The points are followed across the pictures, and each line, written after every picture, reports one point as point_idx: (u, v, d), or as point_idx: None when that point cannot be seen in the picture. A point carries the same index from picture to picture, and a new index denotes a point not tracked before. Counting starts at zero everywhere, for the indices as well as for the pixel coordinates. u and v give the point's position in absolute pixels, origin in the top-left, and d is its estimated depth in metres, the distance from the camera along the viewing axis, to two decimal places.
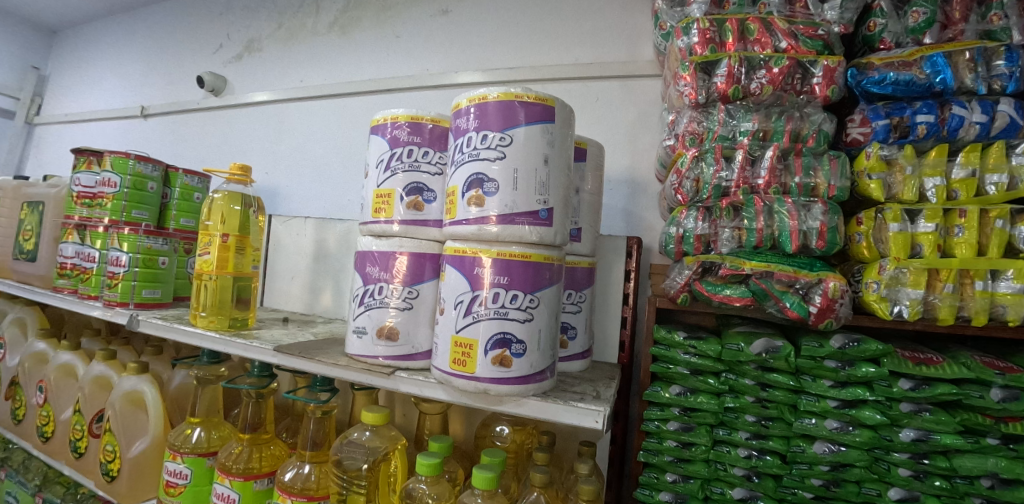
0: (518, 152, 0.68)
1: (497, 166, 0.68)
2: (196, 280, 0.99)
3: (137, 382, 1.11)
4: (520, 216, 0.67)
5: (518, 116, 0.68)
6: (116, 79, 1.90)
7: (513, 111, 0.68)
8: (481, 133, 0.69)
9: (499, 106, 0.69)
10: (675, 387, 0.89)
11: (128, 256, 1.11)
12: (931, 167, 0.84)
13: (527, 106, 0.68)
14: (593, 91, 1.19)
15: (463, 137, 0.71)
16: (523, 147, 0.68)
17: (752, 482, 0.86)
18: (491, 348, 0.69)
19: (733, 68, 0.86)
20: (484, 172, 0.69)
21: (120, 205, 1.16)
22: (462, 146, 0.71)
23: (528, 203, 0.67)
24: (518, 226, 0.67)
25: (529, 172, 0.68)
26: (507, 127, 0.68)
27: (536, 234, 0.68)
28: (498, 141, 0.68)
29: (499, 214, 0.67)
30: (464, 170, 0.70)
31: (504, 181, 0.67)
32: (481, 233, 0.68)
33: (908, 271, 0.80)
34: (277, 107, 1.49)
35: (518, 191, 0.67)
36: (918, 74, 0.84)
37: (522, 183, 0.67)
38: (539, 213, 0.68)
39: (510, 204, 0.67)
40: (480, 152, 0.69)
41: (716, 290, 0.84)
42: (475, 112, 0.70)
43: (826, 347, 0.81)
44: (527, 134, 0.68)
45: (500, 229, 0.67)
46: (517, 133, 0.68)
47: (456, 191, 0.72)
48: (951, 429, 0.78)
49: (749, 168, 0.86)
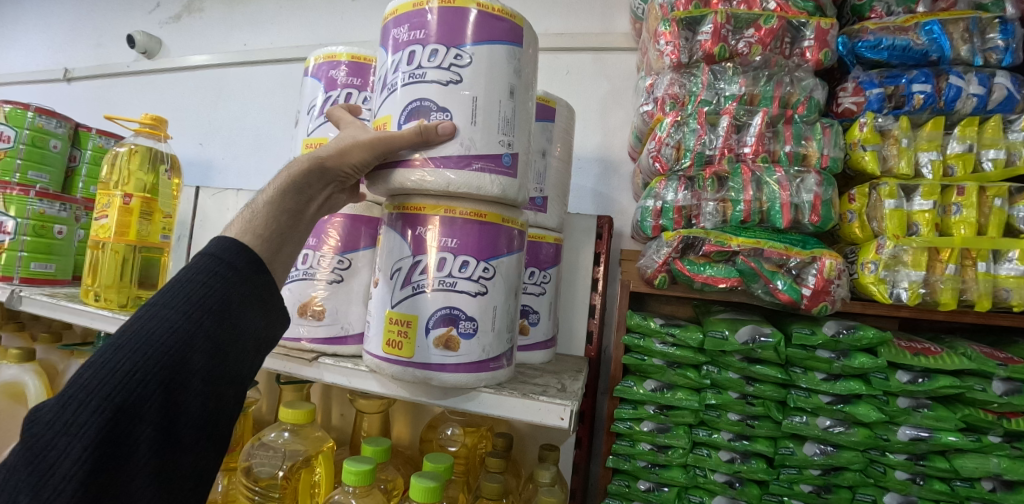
0: (479, 76, 0.52)
1: (449, 91, 0.51)
2: (92, 249, 0.84)
3: (19, 372, 0.92)
4: (479, 160, 0.51)
5: (479, 29, 0.52)
6: (38, 38, 1.70)
7: (473, 22, 0.52)
8: (428, 47, 0.52)
9: (456, 14, 0.52)
10: (650, 382, 0.79)
11: (15, 222, 0.93)
12: (927, 140, 0.77)
13: (489, 18, 0.53)
14: (563, 63, 1.09)
15: (402, 51, 0.53)
16: (485, 71, 0.52)
17: (734, 489, 0.77)
18: (434, 326, 0.56)
19: (719, 25, 0.77)
20: (432, 99, 0.52)
21: (13, 162, 0.98)
22: (401, 62, 0.53)
23: (490, 144, 0.52)
24: (474, 173, 0.51)
25: (493, 104, 0.52)
26: (464, 42, 0.52)
27: (500, 187, 0.53)
28: (452, 59, 0.52)
29: (454, 155, 0.50)
30: (404, 94, 0.53)
31: (461, 112, 0.51)
32: (419, 184, 0.51)
33: (908, 250, 0.72)
34: (216, 73, 1.34)
35: (478, 126, 0.51)
36: (914, 39, 0.78)
37: (483, 116, 0.52)
38: (502, 159, 0.53)
39: (469, 144, 0.51)
40: (427, 72, 0.52)
41: (698, 270, 0.74)
42: (420, 18, 0.53)
43: (818, 334, 0.73)
44: (491, 56, 0.52)
45: (453, 175, 0.50)
46: (478, 51, 0.52)
47: (390, 122, 0.53)
48: (951, 426, 0.71)
49: (734, 135, 0.77)
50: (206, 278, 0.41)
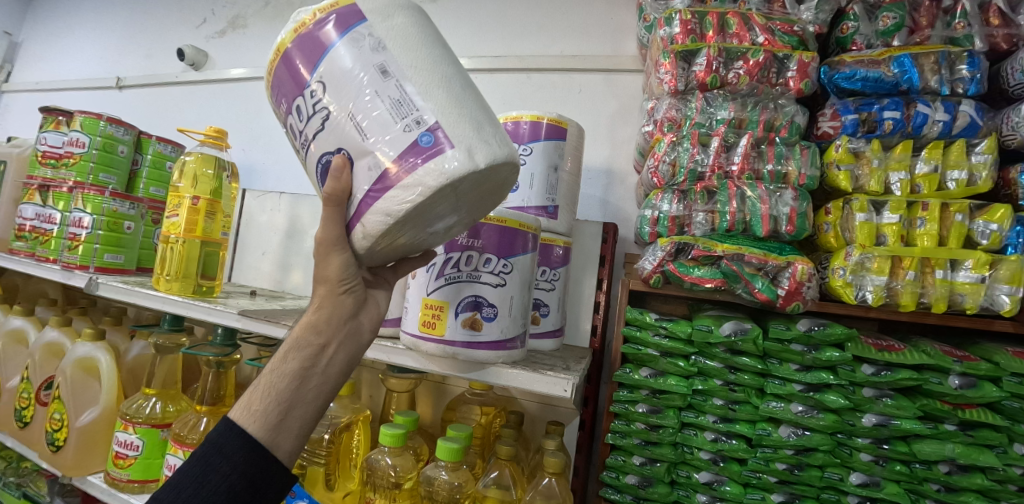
0: (338, 92, 0.46)
1: (332, 130, 0.46)
2: (162, 243, 0.96)
3: (92, 349, 1.05)
4: (395, 169, 0.44)
5: (313, 51, 0.47)
6: (93, 48, 1.85)
7: (303, 51, 0.48)
8: (294, 108, 0.49)
9: (290, 59, 0.48)
10: (645, 369, 0.90)
11: (92, 218, 1.08)
12: (897, 161, 0.87)
13: (313, 34, 0.48)
14: (576, 82, 1.17)
15: (286, 134, 0.52)
16: (342, 78, 0.46)
17: (717, 466, 0.88)
18: (461, 311, 0.68)
19: (712, 58, 0.88)
20: (324, 152, 0.48)
21: (87, 166, 1.13)
22: (292, 143, 0.51)
23: (393, 143, 0.44)
24: (402, 182, 0.43)
25: (370, 104, 0.45)
26: (311, 73, 0.47)
27: (437, 173, 0.43)
28: (312, 99, 0.47)
29: (371, 184, 0.45)
30: (309, 167, 0.50)
31: (353, 139, 0.45)
32: (366, 238, 0.47)
33: (872, 257, 0.82)
34: (258, 85, 1.47)
35: (372, 136, 0.45)
36: (886, 72, 0.87)
37: (372, 121, 0.45)
38: (418, 142, 0.44)
39: (374, 162, 0.44)
40: (306, 130, 0.48)
41: (688, 271, 0.84)
42: (273, 87, 0.51)
43: (792, 329, 0.84)
44: (339, 61, 0.46)
45: (381, 207, 0.44)
46: (327, 70, 0.46)
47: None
48: (911, 414, 0.81)
49: (724, 154, 0.87)
50: (205, 472, 0.46)
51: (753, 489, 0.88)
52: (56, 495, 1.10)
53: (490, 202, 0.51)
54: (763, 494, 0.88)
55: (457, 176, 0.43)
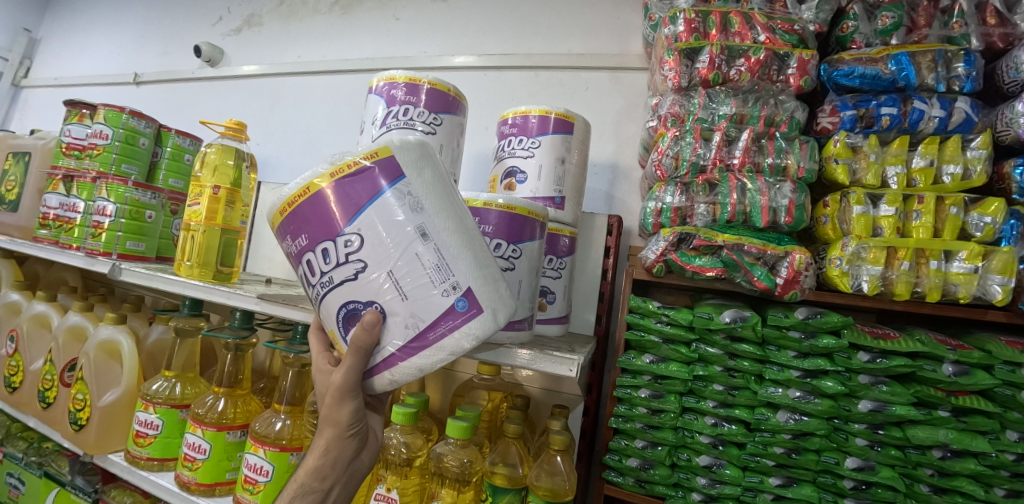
0: (375, 249, 0.50)
1: (365, 283, 0.50)
2: (184, 231, 1.00)
3: (114, 332, 1.09)
4: (431, 328, 0.49)
5: (346, 201, 0.51)
6: (110, 44, 1.90)
7: (340, 199, 0.51)
8: (318, 250, 0.51)
9: (321, 202, 0.51)
10: (648, 356, 0.94)
11: (115, 207, 1.12)
12: (893, 156, 0.90)
13: (348, 184, 0.51)
14: (583, 80, 1.20)
15: (301, 266, 0.53)
16: (380, 237, 0.50)
17: (717, 450, 0.91)
18: None
19: (714, 56, 0.91)
20: (354, 300, 0.51)
21: (110, 156, 1.17)
22: (307, 277, 0.53)
23: (430, 305, 0.49)
24: (439, 343, 0.50)
25: (408, 266, 0.49)
26: (347, 222, 0.50)
27: (471, 337, 0.50)
28: (344, 247, 0.51)
29: (406, 344, 0.50)
30: (328, 306, 0.52)
31: (388, 296, 0.50)
32: (392, 384, 0.52)
33: (868, 248, 0.85)
34: (273, 81, 1.51)
35: (409, 296, 0.49)
36: (884, 69, 0.90)
37: (409, 283, 0.49)
38: (454, 306, 0.49)
39: (412, 320, 0.49)
40: (332, 275, 0.51)
41: (689, 261, 0.88)
42: (295, 221, 0.52)
43: (791, 317, 0.87)
44: (378, 218, 0.50)
45: (418, 362, 0.50)
46: (363, 224, 0.50)
47: (335, 337, 0.53)
48: (905, 400, 0.84)
49: (725, 149, 0.91)
50: None
51: (751, 473, 0.91)
52: (77, 474, 1.13)
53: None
54: (761, 477, 0.90)
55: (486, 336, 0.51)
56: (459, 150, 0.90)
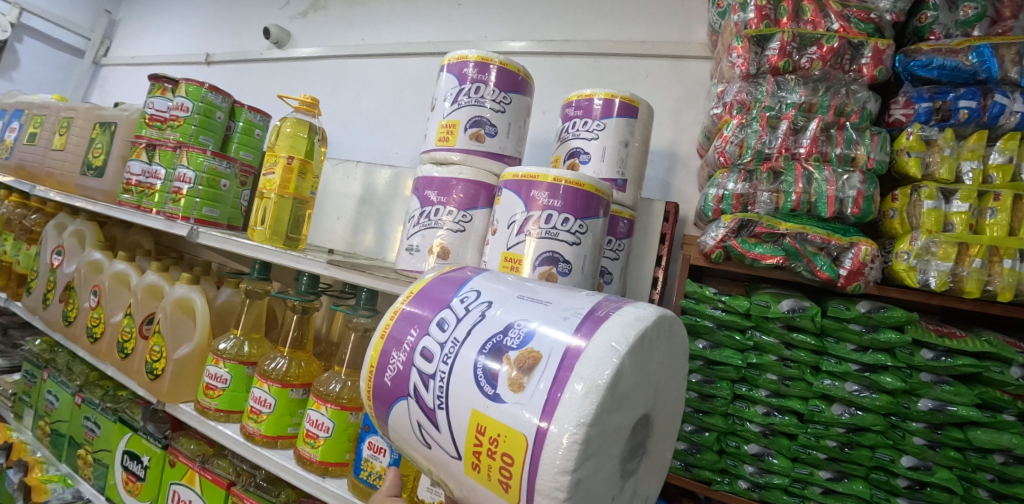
0: (496, 290, 0.51)
1: (498, 315, 0.48)
2: (258, 199, 1.06)
3: (188, 290, 1.17)
4: (595, 312, 0.45)
5: (449, 285, 0.55)
6: (183, 26, 2.02)
7: (444, 283, 0.55)
8: (435, 325, 0.50)
9: (426, 294, 0.54)
10: (701, 341, 0.95)
11: (194, 174, 1.20)
12: (970, 150, 0.87)
13: (446, 278, 0.56)
14: (643, 68, 1.20)
15: (415, 363, 0.50)
16: (497, 286, 0.52)
17: (766, 439, 0.91)
18: (539, 265, 0.74)
19: (786, 43, 0.90)
20: (493, 334, 0.46)
21: (190, 128, 1.25)
22: (425, 371, 0.48)
23: (580, 300, 0.48)
24: (615, 321, 0.43)
25: (540, 292, 0.51)
26: (457, 291, 0.53)
27: (644, 304, 0.46)
28: (461, 308, 0.51)
29: (576, 326, 0.43)
30: (467, 370, 0.46)
31: (530, 311, 0.47)
32: (590, 393, 0.39)
33: (938, 243, 0.83)
34: (336, 63, 1.57)
35: (552, 302, 0.48)
36: (964, 61, 0.86)
37: (545, 296, 0.49)
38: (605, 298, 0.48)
39: (569, 310, 0.45)
40: (458, 334, 0.48)
41: (749, 248, 0.87)
42: (403, 323, 0.53)
43: (852, 310, 0.86)
44: (488, 281, 0.54)
45: (602, 339, 0.41)
46: (476, 286, 0.53)
47: (485, 405, 0.43)
48: (969, 400, 0.82)
49: (792, 137, 0.90)
50: None
51: (801, 465, 0.91)
52: (149, 420, 1.22)
53: (672, 393, 0.49)
54: (811, 470, 0.90)
55: (656, 313, 0.45)
56: (526, 129, 0.93)
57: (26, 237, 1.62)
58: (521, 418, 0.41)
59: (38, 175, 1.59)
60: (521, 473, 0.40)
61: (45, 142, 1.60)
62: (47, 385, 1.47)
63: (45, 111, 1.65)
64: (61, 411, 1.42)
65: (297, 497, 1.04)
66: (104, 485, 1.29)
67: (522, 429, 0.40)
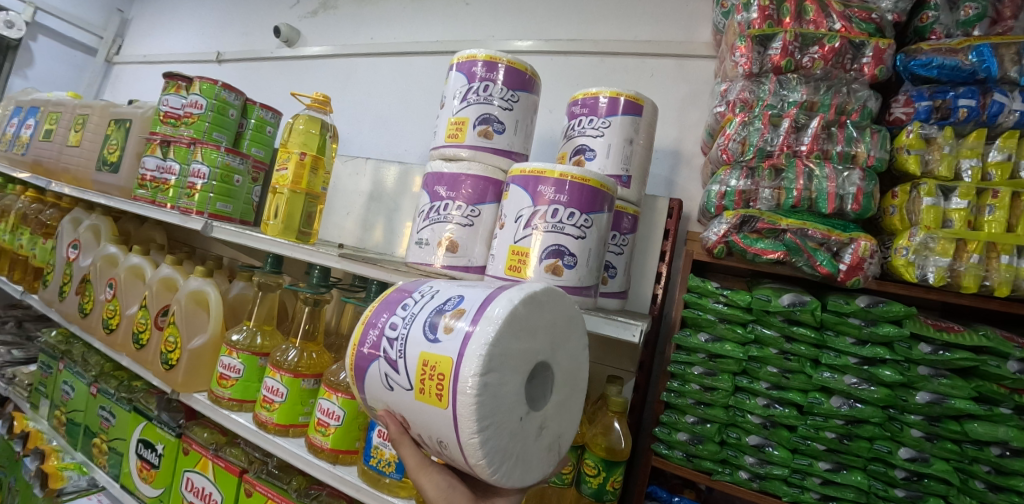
0: (444, 283, 0.65)
1: (439, 296, 0.62)
2: (271, 194, 1.08)
3: (202, 283, 1.20)
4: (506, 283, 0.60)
5: (413, 285, 0.69)
6: (195, 25, 2.05)
7: (410, 284, 0.69)
8: (401, 306, 0.64)
9: (397, 290, 0.68)
10: (703, 334, 0.97)
11: (208, 170, 1.23)
12: (969, 148, 0.89)
13: (413, 281, 0.70)
14: (648, 67, 1.22)
15: (384, 334, 0.63)
16: (445, 282, 0.66)
17: (766, 430, 0.93)
18: (546, 257, 0.76)
19: (788, 42, 0.92)
20: (436, 305, 0.60)
21: (203, 125, 1.28)
22: (392, 335, 0.62)
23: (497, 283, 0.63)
24: (517, 286, 0.59)
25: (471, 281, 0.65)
26: (419, 285, 0.67)
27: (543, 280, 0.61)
28: (421, 293, 0.64)
29: (488, 292, 0.59)
30: (416, 331, 0.59)
31: (462, 289, 0.62)
32: (492, 324, 0.54)
33: (936, 239, 0.85)
34: (346, 61, 1.60)
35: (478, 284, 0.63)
36: (964, 60, 0.88)
37: (475, 283, 0.64)
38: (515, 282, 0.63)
39: (486, 287, 0.61)
40: (416, 309, 0.62)
41: (751, 243, 0.89)
42: (379, 310, 0.66)
43: (851, 304, 0.88)
44: (439, 279, 0.68)
45: (503, 294, 0.56)
46: (432, 282, 0.67)
47: (426, 351, 0.57)
48: (965, 394, 0.83)
49: (793, 135, 0.92)
50: None
51: (800, 456, 0.93)
52: (162, 410, 1.26)
53: (571, 350, 0.62)
54: (810, 461, 0.92)
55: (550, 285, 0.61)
56: (533, 126, 0.95)
57: (42, 231, 1.66)
58: (448, 350, 0.55)
59: (54, 170, 1.63)
60: (448, 393, 0.54)
61: (61, 139, 1.64)
62: (62, 375, 1.51)
63: (60, 108, 1.69)
64: (77, 401, 1.46)
65: (308, 484, 1.07)
66: (118, 474, 1.33)
67: (449, 351, 0.55)
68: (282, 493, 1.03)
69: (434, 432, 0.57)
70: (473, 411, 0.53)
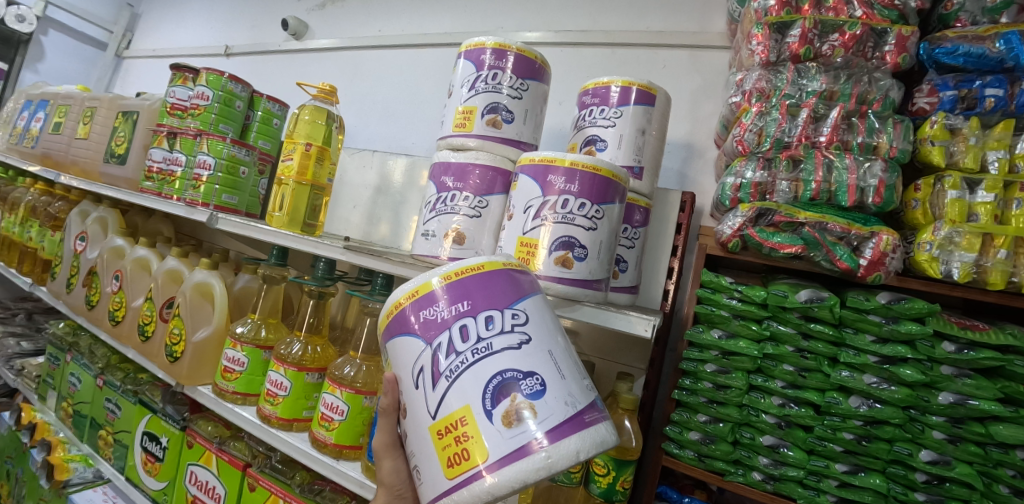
0: (537, 327, 0.53)
1: (523, 354, 0.51)
2: (276, 185, 1.07)
3: (208, 276, 1.19)
4: (586, 411, 0.51)
5: (515, 287, 0.55)
6: (204, 18, 2.05)
7: (509, 282, 0.54)
8: (481, 316, 0.52)
9: (490, 277, 0.54)
10: (716, 330, 0.95)
11: (213, 161, 1.22)
12: (996, 140, 0.85)
13: (515, 277, 0.55)
14: (660, 58, 1.20)
15: (448, 330, 0.52)
16: (540, 321, 0.54)
17: (781, 430, 0.91)
18: (556, 249, 0.74)
19: (807, 30, 0.89)
20: (512, 369, 0.50)
21: (210, 117, 1.27)
22: (450, 343, 0.52)
23: (582, 389, 0.53)
24: (592, 429, 0.50)
25: (563, 352, 0.54)
26: (514, 299, 0.53)
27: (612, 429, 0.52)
28: (509, 317, 0.52)
29: (563, 416, 0.49)
30: (477, 378, 0.50)
31: (549, 373, 0.51)
32: (544, 470, 0.47)
33: (961, 233, 0.81)
34: (353, 54, 1.58)
35: (567, 376, 0.52)
36: (991, 48, 0.85)
37: (566, 369, 0.52)
38: (595, 402, 0.53)
39: (570, 399, 0.50)
40: (490, 342, 0.51)
41: (767, 237, 0.86)
42: (455, 290, 0.53)
43: (872, 301, 0.85)
44: (536, 306, 0.55)
45: (576, 442, 0.48)
46: (528, 308, 0.54)
47: (472, 411, 0.49)
48: (991, 395, 0.79)
49: (812, 126, 0.89)
50: None
51: (816, 457, 0.90)
52: (167, 403, 1.25)
53: None
54: (827, 462, 0.89)
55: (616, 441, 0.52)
56: (542, 116, 0.93)
57: (51, 224, 1.66)
58: (493, 444, 0.48)
59: (62, 163, 1.63)
60: (459, 476, 0.48)
61: (70, 131, 1.64)
62: (70, 367, 1.51)
63: (69, 101, 1.69)
64: (83, 393, 1.46)
65: (312, 478, 1.05)
66: (123, 466, 1.32)
67: (489, 451, 0.48)
68: (286, 488, 1.02)
69: (418, 457, 0.53)
70: None
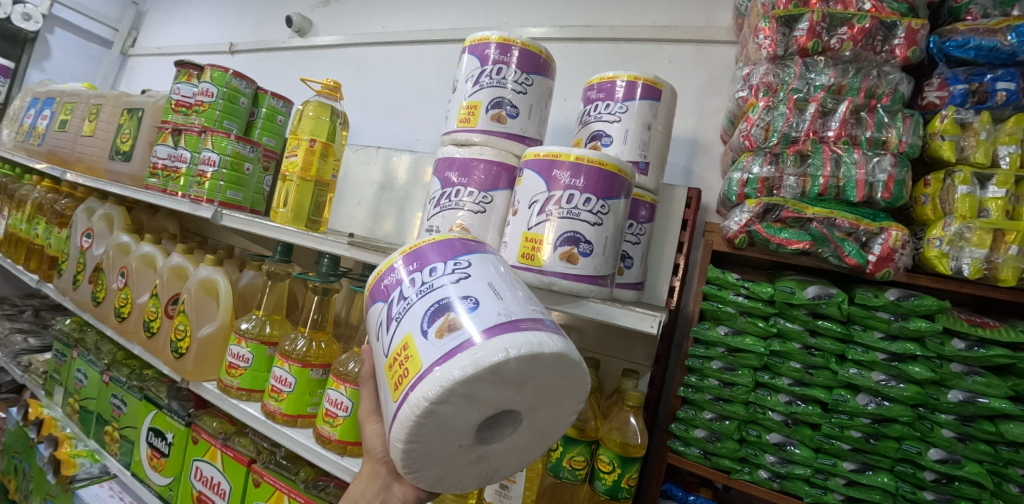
0: (481, 268, 0.53)
1: (461, 285, 0.51)
2: (280, 182, 1.06)
3: (212, 272, 1.19)
4: (524, 320, 0.49)
5: (465, 248, 0.57)
6: (209, 16, 2.05)
7: (459, 244, 0.57)
8: (426, 267, 0.54)
9: (442, 242, 0.57)
10: (723, 327, 0.94)
11: (218, 157, 1.22)
12: (1007, 134, 0.84)
13: (468, 244, 0.57)
14: (666, 53, 1.19)
15: (400, 285, 0.54)
16: (484, 266, 0.54)
17: (788, 428, 0.90)
18: (561, 244, 0.73)
19: (815, 23, 0.88)
20: (447, 296, 0.50)
21: (214, 114, 1.27)
22: (402, 292, 0.54)
23: (524, 309, 0.51)
24: (527, 333, 0.47)
25: (505, 282, 0.53)
26: (460, 253, 0.55)
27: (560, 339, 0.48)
28: (453, 264, 0.54)
29: (494, 323, 0.48)
30: (417, 310, 0.51)
31: (483, 293, 0.50)
32: (471, 367, 0.45)
33: (972, 229, 0.80)
34: (357, 50, 1.58)
35: (505, 298, 0.50)
36: (1003, 41, 0.83)
37: (507, 295, 0.51)
38: (544, 322, 0.51)
39: (505, 312, 0.49)
40: (433, 283, 0.52)
41: (775, 233, 0.85)
42: (411, 255, 0.57)
43: (881, 297, 0.84)
44: (484, 259, 0.55)
45: (505, 337, 0.46)
46: (473, 258, 0.55)
47: (412, 336, 0.50)
48: (1002, 393, 0.79)
49: (820, 120, 0.88)
50: None
51: (824, 455, 0.89)
52: (173, 398, 1.26)
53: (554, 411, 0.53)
54: (834, 460, 0.88)
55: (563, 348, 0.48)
56: (547, 111, 0.92)
57: (57, 221, 1.67)
58: (427, 357, 0.47)
59: (68, 160, 1.64)
60: (403, 393, 0.48)
61: (76, 129, 1.64)
62: (76, 364, 1.52)
63: (75, 98, 1.70)
64: (89, 389, 1.47)
65: (316, 475, 1.05)
66: (129, 462, 1.33)
67: (423, 358, 0.47)
68: (290, 484, 1.02)
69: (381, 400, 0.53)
70: (411, 425, 0.47)
